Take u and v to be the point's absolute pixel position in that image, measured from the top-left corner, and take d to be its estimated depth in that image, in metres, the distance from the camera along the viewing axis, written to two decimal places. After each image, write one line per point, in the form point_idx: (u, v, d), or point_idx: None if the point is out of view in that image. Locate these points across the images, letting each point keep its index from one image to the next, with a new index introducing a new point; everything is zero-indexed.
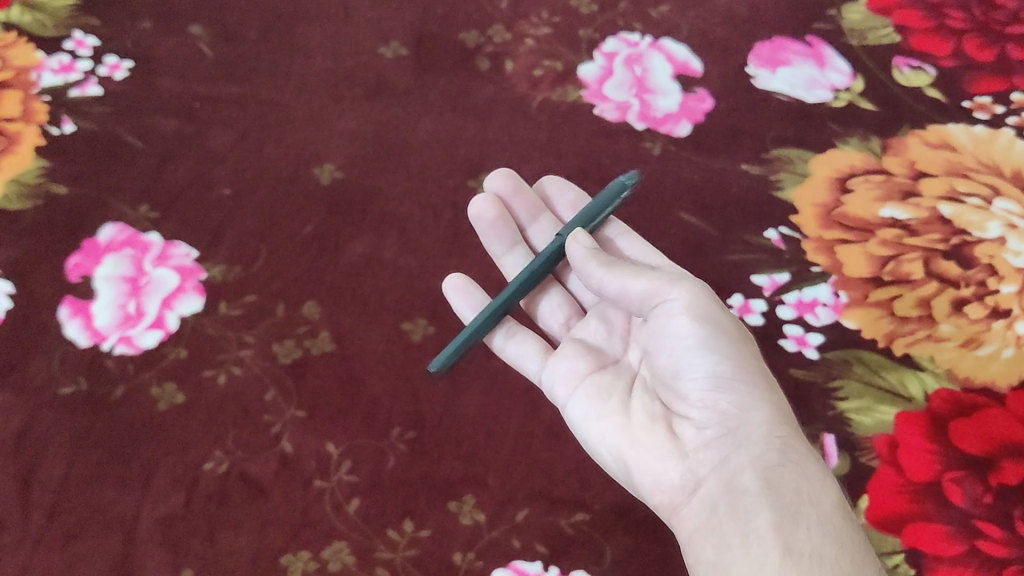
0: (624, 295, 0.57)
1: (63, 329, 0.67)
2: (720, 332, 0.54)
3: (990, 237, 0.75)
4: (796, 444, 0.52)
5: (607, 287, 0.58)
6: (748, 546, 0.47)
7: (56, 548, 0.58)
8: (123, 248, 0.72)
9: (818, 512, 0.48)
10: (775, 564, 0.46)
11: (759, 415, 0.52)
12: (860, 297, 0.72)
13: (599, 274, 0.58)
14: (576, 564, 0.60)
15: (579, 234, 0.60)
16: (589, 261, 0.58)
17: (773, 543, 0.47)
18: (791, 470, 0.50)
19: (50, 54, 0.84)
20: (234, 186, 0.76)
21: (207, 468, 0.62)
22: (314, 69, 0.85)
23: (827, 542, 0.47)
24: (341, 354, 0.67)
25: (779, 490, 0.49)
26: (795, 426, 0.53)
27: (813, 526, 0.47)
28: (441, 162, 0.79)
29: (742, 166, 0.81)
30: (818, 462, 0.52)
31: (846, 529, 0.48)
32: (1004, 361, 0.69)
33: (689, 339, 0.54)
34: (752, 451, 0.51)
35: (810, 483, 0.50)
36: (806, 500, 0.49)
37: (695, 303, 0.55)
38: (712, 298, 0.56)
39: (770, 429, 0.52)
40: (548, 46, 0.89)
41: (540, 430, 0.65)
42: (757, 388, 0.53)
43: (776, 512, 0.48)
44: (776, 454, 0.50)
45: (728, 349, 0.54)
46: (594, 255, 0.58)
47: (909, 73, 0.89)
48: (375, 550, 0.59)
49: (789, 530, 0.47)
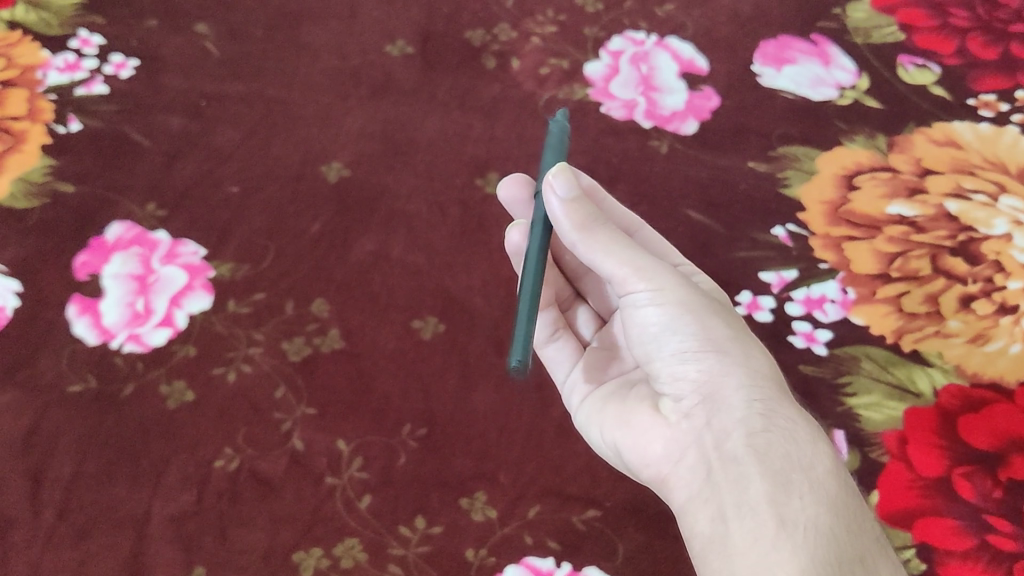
0: (596, 268, 0.54)
1: (72, 328, 0.67)
2: (688, 309, 0.51)
3: (996, 234, 0.75)
4: (778, 405, 0.49)
5: (580, 253, 0.53)
6: (743, 517, 0.45)
7: (67, 546, 0.58)
8: (131, 246, 0.72)
9: (810, 479, 0.46)
10: (770, 537, 0.44)
11: (737, 380, 0.49)
12: (869, 294, 0.72)
13: (573, 238, 0.53)
14: (589, 560, 0.60)
15: (555, 178, 0.52)
16: (563, 221, 0.53)
17: (766, 516, 0.44)
18: (777, 436, 0.47)
19: (55, 54, 0.84)
20: (242, 184, 0.76)
21: (218, 465, 0.61)
22: (321, 68, 0.85)
23: (822, 511, 0.45)
24: (351, 351, 0.67)
25: (767, 456, 0.47)
26: (776, 385, 0.50)
27: (807, 494, 0.45)
28: (448, 160, 0.79)
29: (750, 163, 0.81)
30: (805, 421, 0.49)
31: (841, 494, 0.47)
32: (1012, 357, 0.69)
33: (657, 326, 0.52)
34: (735, 417, 0.48)
35: (799, 448, 0.47)
36: (797, 468, 0.46)
37: (660, 286, 0.52)
38: (676, 276, 0.53)
39: (749, 394, 0.49)
40: (554, 44, 0.89)
41: (551, 427, 0.65)
42: (732, 355, 0.50)
43: (767, 482, 0.46)
44: (758, 420, 0.48)
45: (697, 323, 0.51)
46: (570, 213, 0.52)
47: (913, 70, 0.89)
48: (387, 547, 0.59)
49: (782, 501, 0.45)
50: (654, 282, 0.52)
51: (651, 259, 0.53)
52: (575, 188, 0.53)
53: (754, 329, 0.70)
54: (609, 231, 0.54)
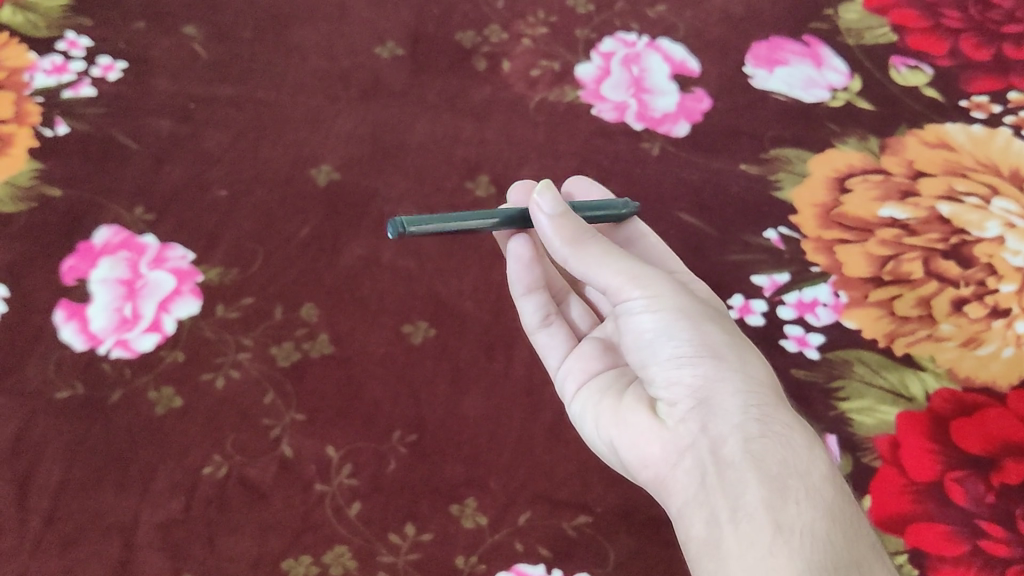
0: (588, 279, 0.54)
1: (59, 333, 0.66)
2: (681, 314, 0.52)
3: (989, 237, 0.75)
4: (774, 410, 0.49)
5: (573, 267, 0.54)
6: (738, 522, 0.45)
7: (54, 555, 0.57)
8: (119, 251, 0.71)
9: (806, 484, 0.46)
10: (766, 543, 0.43)
11: (732, 385, 0.49)
12: (860, 297, 0.72)
13: (564, 252, 0.54)
14: (579, 567, 0.59)
15: (542, 194, 0.53)
16: (552, 236, 0.54)
17: (763, 521, 0.44)
18: (773, 441, 0.47)
19: (43, 55, 0.83)
20: (231, 188, 0.75)
21: (206, 473, 0.61)
22: (310, 69, 0.85)
23: (818, 516, 0.45)
24: (340, 357, 0.67)
25: (764, 462, 0.46)
26: (772, 390, 0.50)
27: (804, 499, 0.45)
28: (439, 163, 0.79)
29: (741, 166, 0.80)
30: (800, 426, 0.49)
31: (836, 499, 0.46)
32: (1004, 361, 0.69)
33: (651, 331, 0.52)
34: (731, 422, 0.48)
35: (795, 453, 0.47)
36: (793, 473, 0.46)
37: (654, 292, 0.52)
38: (671, 282, 0.53)
39: (745, 399, 0.49)
40: (545, 46, 0.89)
41: (542, 434, 0.64)
42: (728, 361, 0.50)
43: (764, 487, 0.45)
44: (755, 425, 0.47)
45: (692, 328, 0.51)
46: (559, 228, 0.53)
47: (905, 72, 0.89)
48: (377, 555, 0.59)
49: (778, 506, 0.45)
50: (649, 288, 0.52)
51: (644, 266, 0.54)
52: (561, 204, 0.54)
53: (746, 334, 0.69)
54: (600, 242, 0.54)
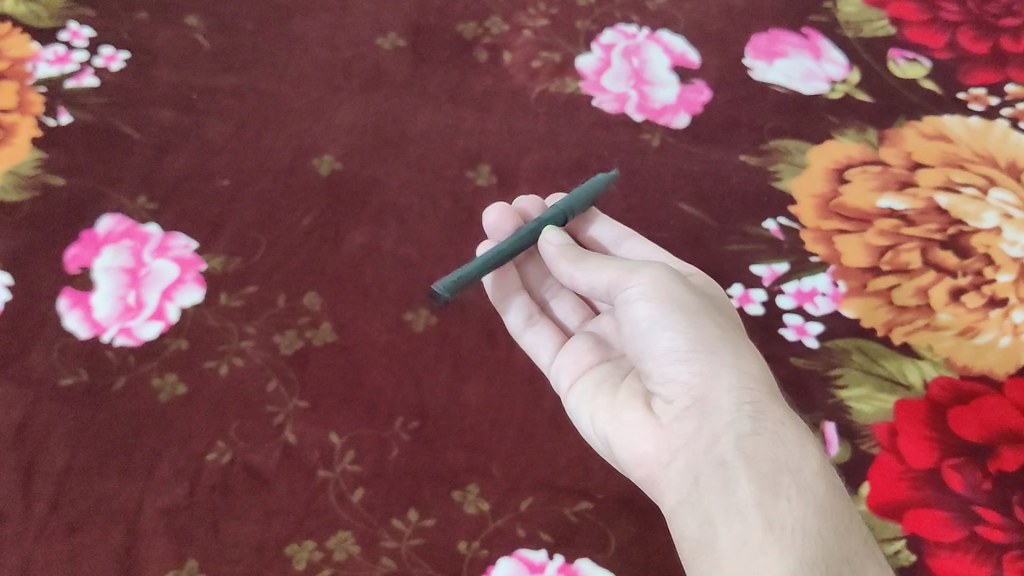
0: (593, 288, 0.58)
1: (62, 320, 0.66)
2: (676, 308, 0.53)
3: (986, 227, 0.76)
4: (767, 407, 0.49)
5: (578, 282, 0.58)
6: (730, 522, 0.45)
7: (59, 540, 0.57)
8: (122, 239, 0.71)
9: (798, 481, 0.47)
10: (758, 541, 0.44)
11: (726, 381, 0.50)
12: (859, 287, 0.73)
13: (570, 270, 0.58)
14: (580, 552, 0.60)
15: (550, 233, 0.61)
16: (559, 262, 0.59)
17: (754, 519, 0.45)
18: (766, 439, 0.48)
19: (45, 46, 0.83)
20: (233, 177, 0.76)
21: (210, 459, 0.61)
22: (312, 60, 0.85)
23: (809, 513, 0.45)
24: (343, 345, 0.67)
25: (756, 459, 0.47)
26: (766, 386, 0.50)
27: (795, 497, 0.46)
28: (440, 154, 0.79)
29: (741, 157, 0.81)
30: (794, 422, 0.50)
31: (828, 497, 0.47)
32: (1001, 350, 0.70)
33: (646, 321, 0.53)
34: (725, 419, 0.48)
35: (787, 450, 0.48)
36: (785, 470, 0.47)
37: (651, 286, 0.54)
38: (668, 277, 0.54)
39: (740, 396, 0.49)
40: (546, 37, 0.89)
41: (543, 421, 0.65)
42: (723, 356, 0.51)
43: (756, 485, 0.46)
44: (748, 423, 0.48)
45: (687, 322, 0.52)
46: (564, 253, 0.59)
47: (903, 64, 0.90)
48: (380, 540, 0.59)
49: (769, 504, 0.45)
50: (646, 281, 0.54)
51: (643, 263, 0.55)
52: (567, 238, 0.60)
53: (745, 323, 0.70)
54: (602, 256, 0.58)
